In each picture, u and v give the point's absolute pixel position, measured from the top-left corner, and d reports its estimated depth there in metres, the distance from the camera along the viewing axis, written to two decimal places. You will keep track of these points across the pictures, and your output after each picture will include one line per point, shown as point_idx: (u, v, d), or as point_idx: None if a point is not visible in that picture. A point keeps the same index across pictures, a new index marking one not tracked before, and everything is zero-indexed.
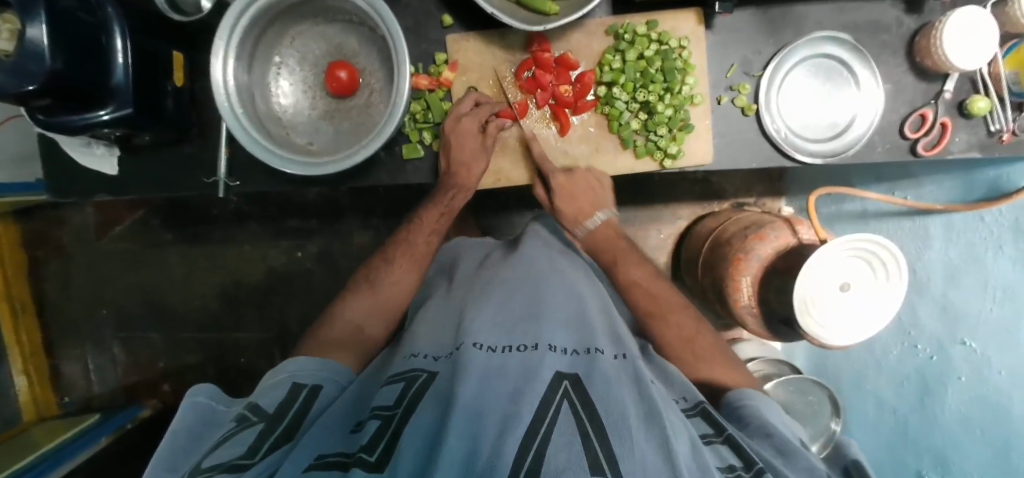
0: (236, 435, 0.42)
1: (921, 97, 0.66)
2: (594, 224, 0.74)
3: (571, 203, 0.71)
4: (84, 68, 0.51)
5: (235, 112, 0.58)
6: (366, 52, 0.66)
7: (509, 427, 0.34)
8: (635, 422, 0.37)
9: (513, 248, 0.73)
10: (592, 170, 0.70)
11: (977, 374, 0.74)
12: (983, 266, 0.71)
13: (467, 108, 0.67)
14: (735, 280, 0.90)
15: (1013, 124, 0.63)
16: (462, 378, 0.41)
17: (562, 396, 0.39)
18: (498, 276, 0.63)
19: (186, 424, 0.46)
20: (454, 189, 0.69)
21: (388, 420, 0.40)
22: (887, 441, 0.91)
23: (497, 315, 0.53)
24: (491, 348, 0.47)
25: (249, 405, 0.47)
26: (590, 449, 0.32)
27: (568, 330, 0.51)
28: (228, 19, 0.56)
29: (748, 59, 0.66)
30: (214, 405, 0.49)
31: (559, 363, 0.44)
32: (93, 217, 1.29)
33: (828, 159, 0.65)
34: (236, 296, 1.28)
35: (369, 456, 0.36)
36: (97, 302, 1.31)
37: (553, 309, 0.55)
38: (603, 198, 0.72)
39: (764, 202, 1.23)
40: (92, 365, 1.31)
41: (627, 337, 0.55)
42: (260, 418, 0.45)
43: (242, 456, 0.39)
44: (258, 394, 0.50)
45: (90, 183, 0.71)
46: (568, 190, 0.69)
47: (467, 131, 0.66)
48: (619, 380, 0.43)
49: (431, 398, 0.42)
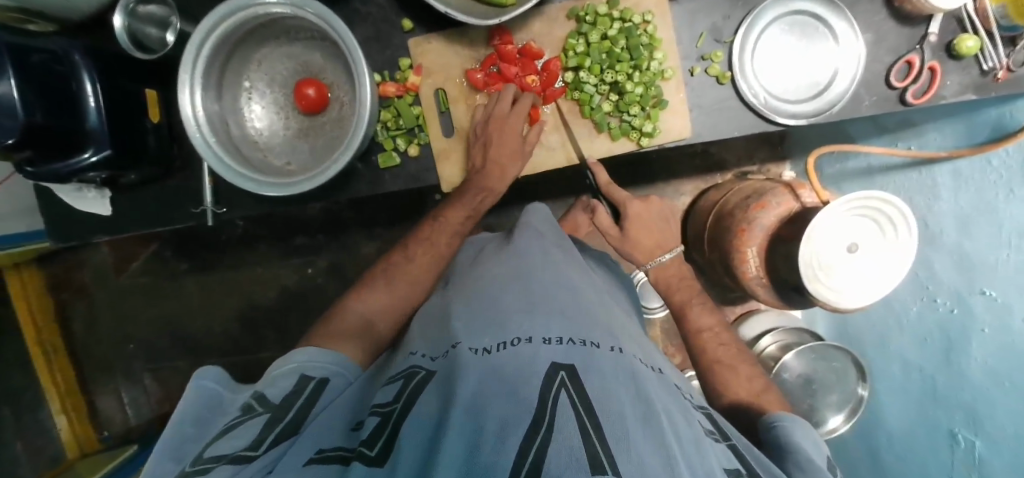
0: (241, 426, 0.43)
1: (905, 43, 0.63)
2: (664, 260, 0.80)
3: (647, 233, 0.79)
4: (59, 117, 0.54)
5: (207, 142, 0.59)
6: (332, 66, 0.67)
7: (511, 423, 0.32)
8: (632, 419, 0.35)
9: (509, 239, 0.70)
10: (666, 204, 0.82)
11: (1000, 325, 0.68)
12: (996, 212, 0.66)
13: (509, 107, 0.67)
14: (741, 252, 0.87)
15: (1008, 60, 0.60)
16: (458, 381, 0.38)
17: (559, 385, 0.36)
18: (488, 271, 0.60)
19: (191, 408, 0.47)
20: (480, 192, 0.69)
21: (388, 415, 0.39)
22: (917, 403, 0.87)
23: (494, 306, 0.50)
24: (487, 350, 0.42)
25: (257, 394, 0.49)
26: (590, 446, 0.30)
27: (563, 319, 0.48)
28: (189, 52, 0.57)
29: (717, 26, 0.65)
30: (220, 390, 0.51)
31: (555, 354, 0.41)
32: (110, 256, 1.33)
33: (812, 119, 0.63)
34: (254, 318, 1.32)
35: (369, 450, 0.35)
36: (124, 337, 1.36)
37: (546, 299, 0.51)
38: (673, 236, 0.81)
39: (767, 169, 1.20)
40: (126, 398, 1.36)
41: (620, 329, 0.53)
42: (267, 408, 0.46)
43: (247, 448, 0.40)
44: (266, 382, 0.51)
45: (89, 226, 0.74)
46: (647, 221, 0.79)
47: (511, 131, 0.66)
48: (617, 375, 0.41)
49: (431, 391, 0.40)
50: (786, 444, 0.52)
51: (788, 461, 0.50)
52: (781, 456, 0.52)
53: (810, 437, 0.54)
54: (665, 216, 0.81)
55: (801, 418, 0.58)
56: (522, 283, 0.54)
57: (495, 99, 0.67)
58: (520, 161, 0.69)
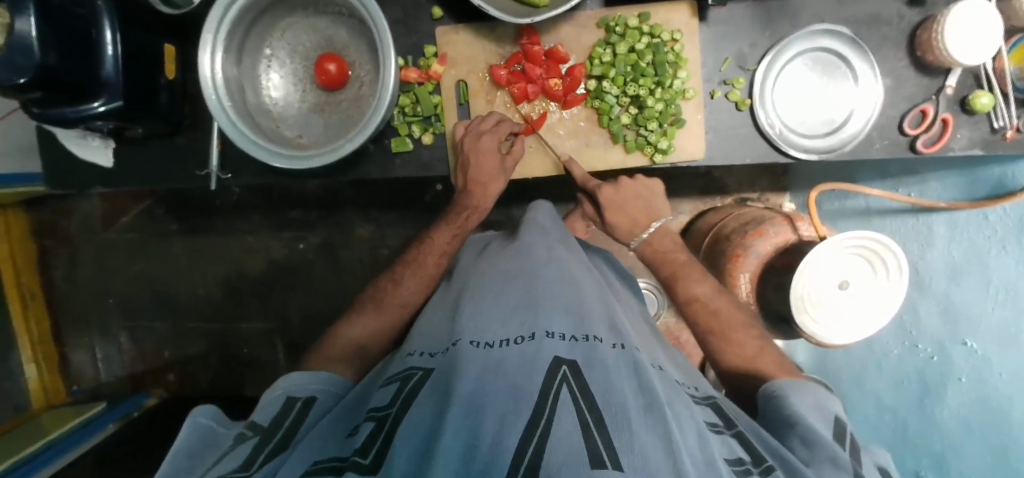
0: (231, 452, 0.43)
1: (922, 92, 0.64)
2: (650, 233, 0.76)
3: (623, 214, 0.75)
4: (74, 62, 0.53)
5: (222, 105, 0.58)
6: (356, 45, 0.66)
7: (510, 419, 0.32)
8: (635, 411, 0.35)
9: (513, 237, 0.70)
10: (638, 179, 0.76)
11: (978, 374, 0.71)
12: (986, 263, 0.68)
13: (489, 126, 0.66)
14: (734, 277, 0.88)
15: (1017, 121, 0.61)
16: (456, 378, 0.38)
17: (561, 380, 0.37)
18: (494, 268, 0.60)
19: (188, 448, 0.46)
20: (469, 210, 0.73)
21: (383, 420, 0.39)
22: (889, 441, 0.89)
23: (497, 301, 0.50)
24: (488, 345, 0.42)
25: (246, 422, 0.49)
26: (590, 443, 0.30)
27: (567, 315, 0.47)
28: (215, 13, 0.57)
29: (743, 53, 0.65)
30: (215, 427, 0.49)
31: (557, 349, 0.41)
32: (99, 208, 1.30)
33: (824, 155, 0.64)
34: (238, 287, 1.30)
35: (363, 460, 0.35)
36: (105, 291, 1.33)
37: (551, 295, 0.51)
38: (655, 208, 0.76)
39: (767, 198, 1.19)
40: (100, 353, 1.34)
41: (624, 325, 0.52)
42: (255, 432, 0.46)
43: (237, 470, 0.39)
44: (253, 409, 0.51)
45: (88, 175, 0.73)
46: (618, 200, 0.74)
47: (487, 150, 0.66)
48: (620, 372, 0.41)
49: (430, 388, 0.40)
50: (789, 415, 0.51)
51: (791, 435, 0.49)
52: (784, 427, 0.51)
53: (813, 406, 0.53)
54: (640, 192, 0.76)
55: (806, 382, 0.56)
56: (526, 280, 0.54)
57: (475, 121, 0.68)
58: (503, 177, 0.69)
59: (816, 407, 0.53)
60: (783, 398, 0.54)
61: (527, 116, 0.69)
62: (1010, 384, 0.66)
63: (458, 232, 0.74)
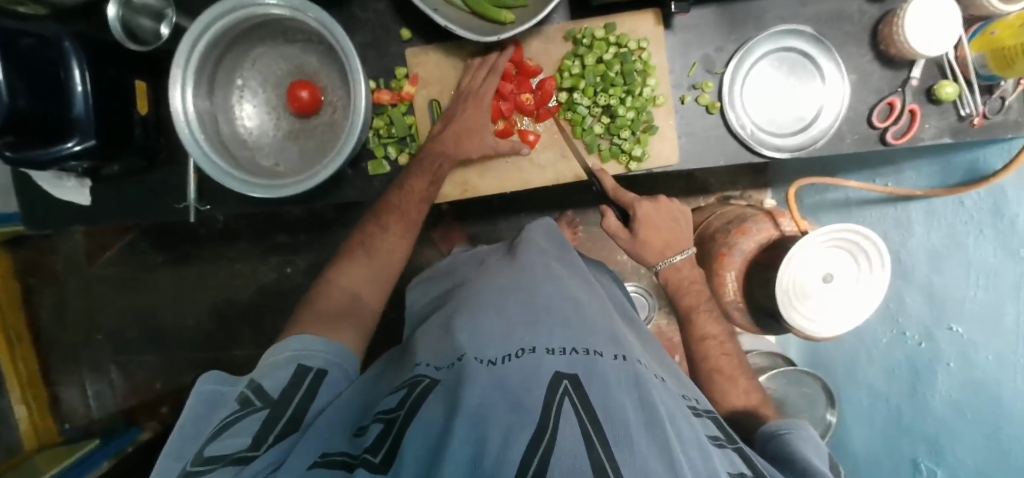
0: (239, 422, 0.42)
1: (888, 85, 0.65)
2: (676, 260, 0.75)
3: (656, 234, 0.74)
4: (42, 103, 0.53)
5: (196, 139, 0.59)
6: (328, 71, 0.67)
7: (514, 433, 0.32)
8: (637, 425, 0.36)
9: (511, 252, 0.69)
10: (675, 201, 0.75)
11: (965, 360, 0.71)
12: (965, 249, 0.69)
13: (481, 78, 0.66)
14: (720, 276, 0.89)
15: (983, 108, 0.62)
16: (463, 390, 0.37)
17: (562, 394, 0.37)
18: (491, 281, 0.59)
19: (194, 416, 0.45)
20: (436, 157, 0.66)
21: (392, 422, 0.38)
22: (882, 432, 0.89)
23: (487, 317, 0.50)
24: (492, 362, 0.42)
25: (252, 384, 0.47)
26: (595, 456, 0.31)
27: (566, 331, 0.47)
28: (183, 45, 0.57)
29: (710, 57, 0.66)
30: (221, 390, 0.48)
31: (557, 365, 0.41)
32: (84, 244, 1.29)
33: (795, 153, 0.65)
34: (228, 315, 1.29)
35: (374, 456, 0.35)
36: (94, 326, 1.32)
37: (546, 311, 0.51)
38: (685, 233, 0.76)
39: (750, 195, 1.20)
40: (91, 390, 1.32)
41: (622, 337, 0.52)
42: (264, 403, 0.45)
43: (247, 449, 0.39)
44: (261, 370, 0.49)
45: (64, 215, 0.72)
46: (652, 220, 0.73)
47: (485, 94, 0.66)
48: (619, 384, 0.41)
49: (437, 397, 0.39)
50: (789, 450, 0.52)
51: (791, 470, 0.49)
52: (785, 463, 0.51)
53: (814, 445, 0.53)
54: (673, 214, 0.75)
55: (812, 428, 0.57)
56: (522, 296, 0.53)
57: (467, 78, 0.68)
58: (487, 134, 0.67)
59: (819, 450, 0.53)
60: (780, 435, 0.55)
61: (500, 131, 0.70)
62: (995, 367, 0.66)
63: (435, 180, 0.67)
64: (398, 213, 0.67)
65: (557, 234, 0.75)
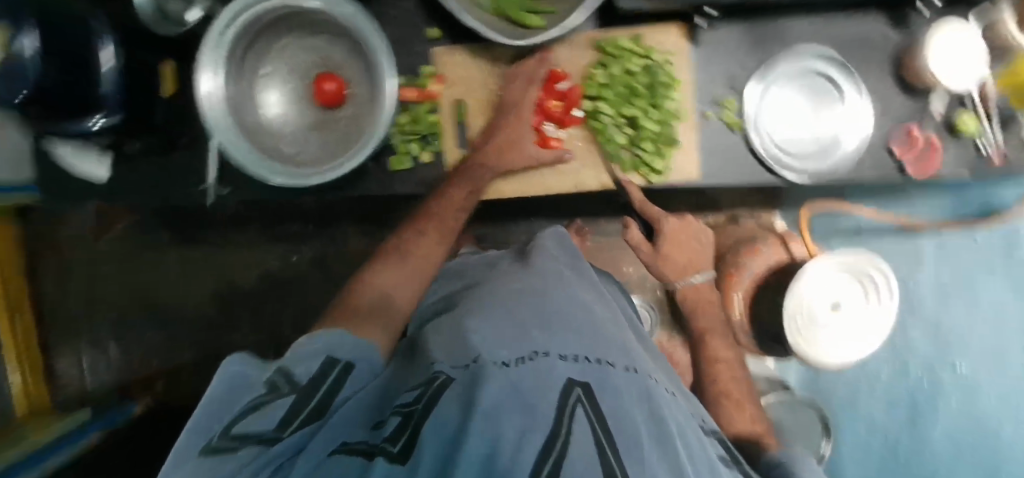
0: (269, 406, 0.40)
1: (908, 115, 0.66)
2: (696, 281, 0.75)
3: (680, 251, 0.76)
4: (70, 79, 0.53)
5: (221, 123, 0.59)
6: (354, 64, 0.67)
7: (528, 435, 0.32)
8: (647, 443, 0.36)
9: (525, 258, 0.69)
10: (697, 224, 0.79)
11: None
12: None
13: (522, 88, 0.67)
14: (727, 296, 0.87)
15: (1001, 145, 0.63)
16: (479, 388, 0.37)
17: (575, 400, 0.37)
18: (504, 285, 0.59)
19: (219, 395, 0.43)
20: (477, 169, 0.67)
21: (411, 414, 0.38)
22: (879, 461, 0.89)
23: (502, 319, 0.50)
24: (505, 363, 0.41)
25: (282, 369, 0.45)
26: (607, 467, 0.31)
27: (580, 340, 0.47)
28: (214, 30, 0.57)
29: (734, 75, 0.67)
30: (248, 371, 0.45)
31: (569, 371, 0.41)
32: (91, 219, 1.29)
33: (813, 176, 0.65)
34: (230, 299, 1.29)
35: (393, 447, 0.35)
36: (95, 302, 1.32)
37: (560, 318, 0.50)
38: (704, 256, 0.78)
39: (758, 215, 1.20)
40: (86, 365, 1.31)
41: (633, 349, 0.52)
42: (292, 390, 0.43)
43: (272, 432, 0.38)
44: (292, 356, 0.47)
45: (82, 188, 0.72)
46: (678, 237, 0.75)
47: (524, 104, 0.67)
48: (630, 397, 0.41)
49: (452, 395, 0.38)
50: None
51: None
52: None
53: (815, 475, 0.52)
54: (695, 236, 0.78)
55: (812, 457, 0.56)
56: (536, 302, 0.53)
57: (508, 87, 0.68)
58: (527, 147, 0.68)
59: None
60: (780, 464, 0.54)
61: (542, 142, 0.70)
62: None
63: (474, 191, 0.68)
64: (436, 220, 0.68)
65: (569, 242, 0.74)
